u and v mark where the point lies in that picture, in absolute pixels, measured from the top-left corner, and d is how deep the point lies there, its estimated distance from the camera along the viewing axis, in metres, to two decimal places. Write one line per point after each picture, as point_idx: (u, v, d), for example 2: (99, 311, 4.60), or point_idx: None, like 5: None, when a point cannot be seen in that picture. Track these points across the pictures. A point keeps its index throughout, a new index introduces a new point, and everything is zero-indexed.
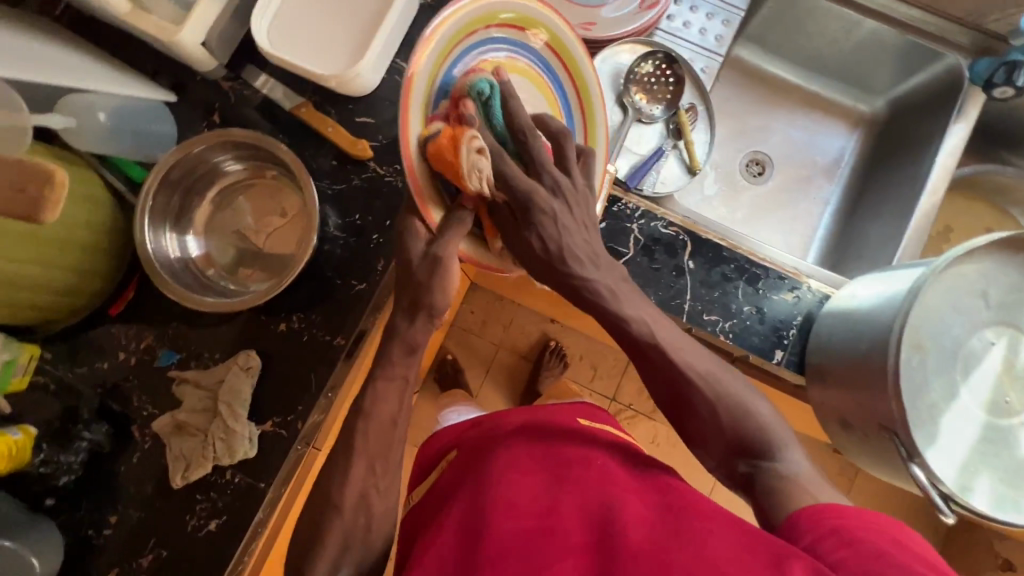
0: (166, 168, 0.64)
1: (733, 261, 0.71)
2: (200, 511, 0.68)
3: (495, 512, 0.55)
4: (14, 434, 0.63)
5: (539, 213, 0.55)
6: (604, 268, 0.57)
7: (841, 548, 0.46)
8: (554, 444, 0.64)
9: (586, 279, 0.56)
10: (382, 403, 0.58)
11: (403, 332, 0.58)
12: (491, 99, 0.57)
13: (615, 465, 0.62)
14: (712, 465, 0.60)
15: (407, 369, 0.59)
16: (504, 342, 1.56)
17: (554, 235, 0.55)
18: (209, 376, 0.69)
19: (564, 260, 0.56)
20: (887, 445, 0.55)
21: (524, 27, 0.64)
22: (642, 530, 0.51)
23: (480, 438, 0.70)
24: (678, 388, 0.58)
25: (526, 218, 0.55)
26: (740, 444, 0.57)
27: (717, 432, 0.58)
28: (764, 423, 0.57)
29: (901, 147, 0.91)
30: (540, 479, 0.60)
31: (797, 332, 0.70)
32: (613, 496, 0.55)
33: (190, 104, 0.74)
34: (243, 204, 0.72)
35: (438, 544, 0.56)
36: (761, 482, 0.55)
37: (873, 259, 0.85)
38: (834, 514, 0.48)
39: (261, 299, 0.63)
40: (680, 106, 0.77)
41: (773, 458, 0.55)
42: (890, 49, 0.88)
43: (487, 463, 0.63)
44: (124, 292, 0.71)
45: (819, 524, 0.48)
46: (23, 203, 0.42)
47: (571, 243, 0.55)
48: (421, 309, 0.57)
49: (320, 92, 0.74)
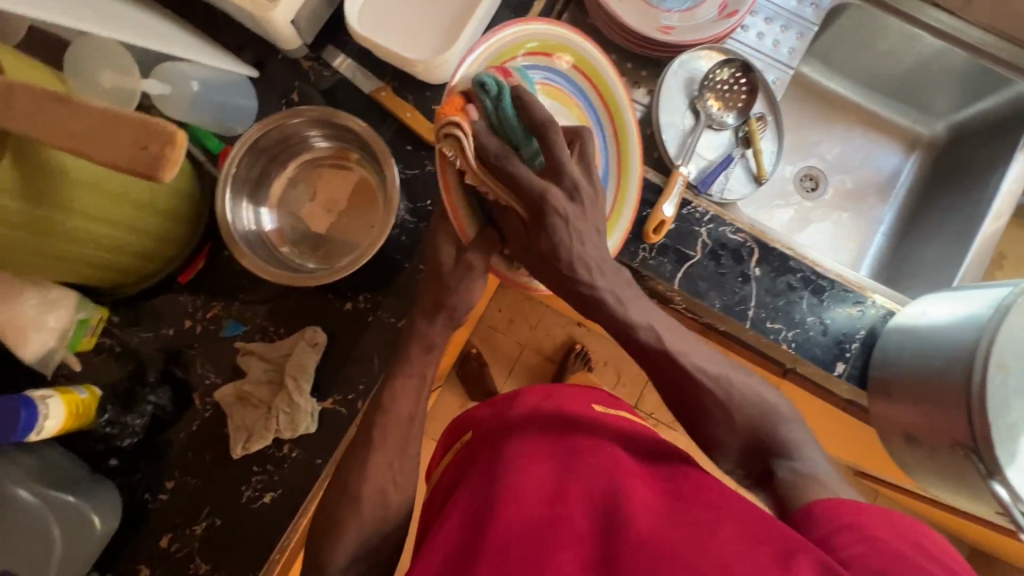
0: (259, 134, 0.66)
1: (800, 271, 0.72)
2: (256, 483, 0.68)
3: (500, 493, 0.53)
4: (80, 393, 0.64)
5: (553, 217, 0.53)
6: (612, 275, 0.58)
7: (857, 543, 0.46)
8: (566, 430, 0.62)
9: (593, 289, 0.57)
10: (400, 400, 0.60)
11: (423, 332, 0.62)
12: (496, 92, 0.53)
13: (627, 454, 0.59)
14: (732, 462, 0.64)
15: (424, 368, 0.62)
16: (529, 342, 1.47)
17: (565, 239, 0.54)
18: (275, 350, 0.70)
19: (572, 265, 0.55)
20: (960, 463, 0.55)
21: (557, 52, 0.68)
22: (650, 518, 0.48)
23: (493, 419, 0.67)
24: (688, 390, 0.61)
25: (541, 224, 0.53)
26: (757, 438, 0.61)
27: (731, 429, 0.61)
28: (775, 422, 0.61)
29: (959, 171, 0.92)
30: (549, 463, 0.57)
31: (859, 346, 0.70)
32: (621, 483, 0.53)
33: (269, 81, 0.74)
34: (318, 182, 0.73)
35: (446, 527, 0.53)
36: (780, 478, 0.58)
37: (928, 279, 0.85)
38: (852, 510, 0.49)
39: (336, 277, 0.64)
40: (751, 115, 0.78)
41: (793, 456, 0.59)
42: (958, 73, 0.88)
43: (500, 446, 0.60)
44: (195, 261, 0.71)
45: (835, 521, 0.49)
46: (143, 161, 0.43)
47: (582, 249, 0.55)
48: (443, 310, 0.61)
49: (398, 78, 0.75)
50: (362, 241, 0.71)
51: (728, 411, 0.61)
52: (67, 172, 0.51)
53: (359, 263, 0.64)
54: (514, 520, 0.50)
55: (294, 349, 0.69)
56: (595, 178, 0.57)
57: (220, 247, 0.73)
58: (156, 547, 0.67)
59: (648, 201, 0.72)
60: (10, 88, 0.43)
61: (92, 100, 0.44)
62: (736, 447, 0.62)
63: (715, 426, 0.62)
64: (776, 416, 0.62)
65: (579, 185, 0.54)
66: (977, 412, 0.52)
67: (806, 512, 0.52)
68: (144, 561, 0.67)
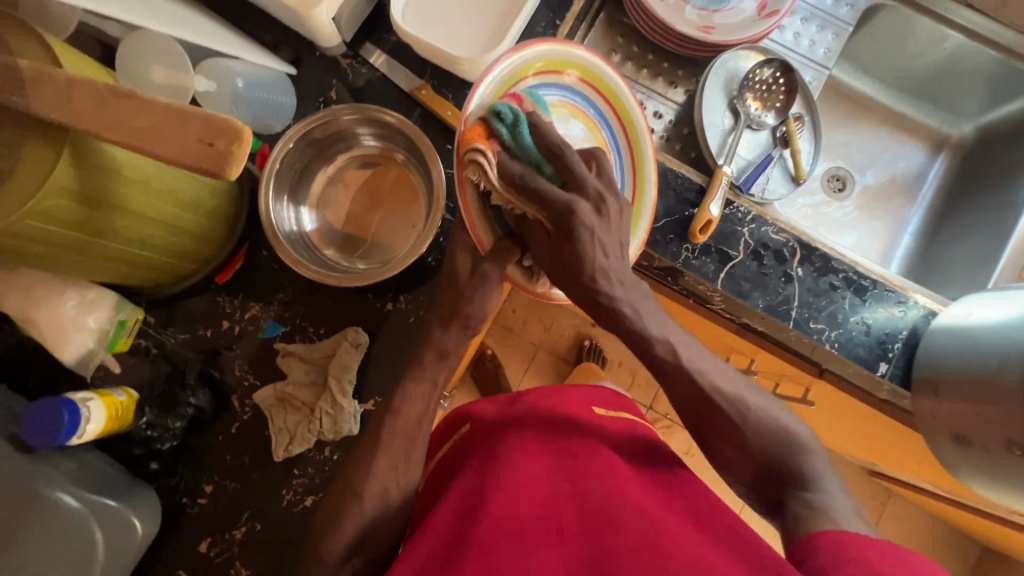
0: (306, 129, 0.66)
1: (842, 271, 0.72)
2: (297, 487, 0.67)
3: (493, 487, 0.52)
4: (119, 395, 0.62)
5: (580, 229, 0.51)
6: (632, 287, 0.55)
7: (851, 570, 0.43)
8: (562, 431, 0.61)
9: (610, 298, 0.54)
10: (410, 402, 0.58)
11: (436, 339, 0.59)
12: (515, 122, 0.53)
13: (619, 459, 0.59)
14: (741, 487, 0.61)
15: (435, 373, 0.60)
16: (544, 343, 1.45)
17: (589, 251, 0.52)
18: (316, 350, 0.69)
19: (597, 276, 0.53)
20: (1016, 463, 0.55)
21: (562, 70, 0.66)
22: (639, 524, 0.48)
23: (492, 413, 0.66)
24: (712, 411, 0.57)
25: (568, 239, 0.52)
26: (771, 468, 0.57)
27: (744, 452, 0.58)
28: (795, 446, 0.57)
29: (987, 172, 0.92)
30: (545, 463, 0.57)
31: (902, 346, 0.71)
32: (614, 489, 0.53)
33: (306, 78, 0.73)
34: (358, 182, 0.72)
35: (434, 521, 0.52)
36: (792, 512, 0.54)
37: (961, 279, 0.85)
38: (852, 544, 0.46)
39: (384, 275, 0.63)
40: (789, 115, 0.78)
41: (810, 488, 0.55)
42: (987, 73, 0.89)
43: (494, 442, 0.59)
44: (233, 260, 0.70)
45: (835, 552, 0.46)
46: (210, 159, 0.42)
47: (605, 260, 0.53)
48: (457, 318, 0.59)
49: (437, 75, 0.74)
50: (403, 241, 0.71)
51: (743, 433, 0.57)
52: (119, 169, 0.49)
53: (409, 262, 0.63)
54: (505, 515, 0.50)
55: (336, 350, 0.69)
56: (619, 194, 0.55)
57: (258, 246, 0.71)
58: (195, 553, 0.66)
59: (690, 200, 0.72)
60: (70, 83, 0.42)
61: (156, 96, 0.43)
62: (751, 478, 0.59)
63: (732, 450, 0.58)
64: (799, 444, 0.57)
65: (598, 244, 0.52)
66: None
67: (810, 544, 0.49)
68: (183, 567, 0.66)
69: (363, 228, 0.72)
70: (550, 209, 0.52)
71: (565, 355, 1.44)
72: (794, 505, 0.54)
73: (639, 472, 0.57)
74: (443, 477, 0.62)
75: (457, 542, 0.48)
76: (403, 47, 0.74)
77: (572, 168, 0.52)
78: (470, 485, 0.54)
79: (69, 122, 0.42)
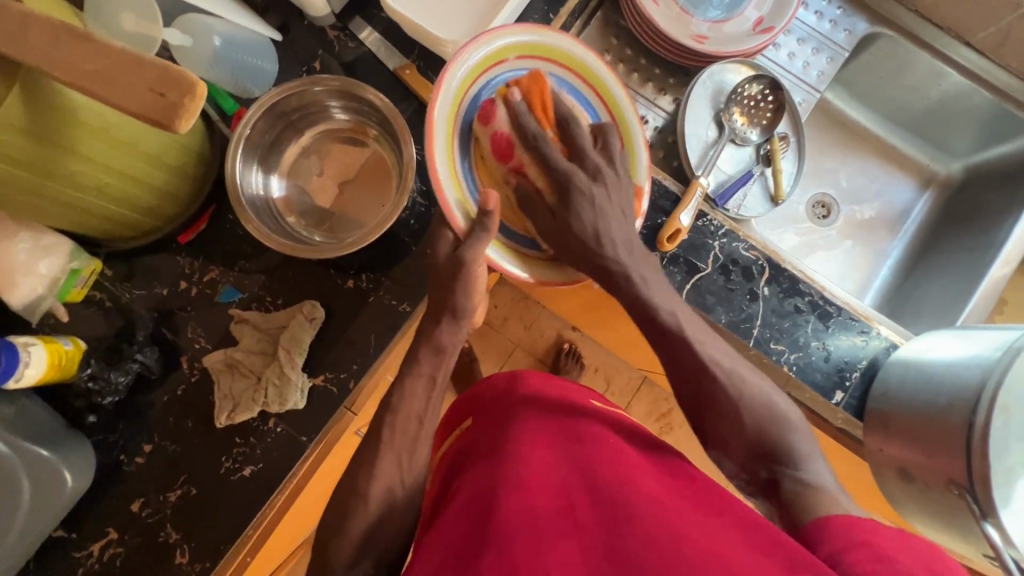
0: (281, 96, 0.65)
1: (809, 295, 0.71)
2: (237, 455, 0.66)
3: (506, 481, 0.51)
4: (64, 344, 0.61)
5: (579, 197, 0.59)
6: (632, 252, 0.60)
7: (870, 561, 0.40)
8: (567, 421, 0.61)
9: (607, 259, 0.59)
10: (408, 401, 0.57)
11: (429, 333, 0.60)
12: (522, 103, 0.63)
13: (626, 446, 0.58)
14: (732, 469, 0.58)
15: (433, 369, 0.59)
16: (522, 342, 1.41)
17: (591, 216, 0.59)
18: (270, 320, 0.69)
19: (597, 241, 0.59)
20: (954, 503, 0.55)
21: (544, 56, 0.68)
22: (657, 514, 0.47)
23: (494, 407, 0.65)
24: (710, 392, 0.57)
25: (564, 203, 0.60)
26: (760, 446, 0.55)
27: (737, 432, 0.56)
28: (785, 428, 0.56)
29: (969, 213, 0.92)
30: (550, 456, 0.56)
31: (860, 375, 0.70)
32: (625, 478, 0.52)
33: (292, 46, 0.72)
34: (331, 155, 0.72)
35: (447, 526, 0.50)
36: (785, 490, 0.52)
37: (931, 318, 0.85)
38: (870, 530, 0.43)
39: (343, 251, 0.62)
40: (774, 133, 0.78)
41: (799, 468, 0.53)
42: (981, 114, 0.88)
43: (500, 437, 0.59)
44: (197, 222, 0.69)
45: (853, 538, 0.43)
46: (159, 107, 0.41)
47: (608, 227, 0.59)
48: (445, 311, 0.59)
49: (425, 57, 0.73)
50: (371, 220, 0.70)
51: (741, 415, 0.56)
52: (76, 113, 0.49)
53: (371, 240, 0.62)
54: (519, 507, 0.48)
55: (290, 322, 0.68)
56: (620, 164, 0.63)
57: (225, 210, 0.71)
58: (127, 512, 0.65)
59: (664, 209, 0.72)
60: (27, 19, 0.41)
61: (112, 41, 0.42)
62: (742, 457, 0.57)
63: (727, 429, 0.56)
64: (789, 427, 0.56)
65: (585, 201, 0.59)
66: (977, 453, 0.51)
67: (822, 529, 0.46)
68: (112, 525, 0.65)
69: (334, 202, 0.71)
70: (555, 177, 0.60)
71: (542, 357, 1.41)
72: (786, 484, 0.53)
73: (648, 461, 0.57)
74: (453, 477, 0.61)
75: (475, 539, 0.47)
76: (392, 25, 0.73)
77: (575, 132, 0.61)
78: (482, 481, 0.53)
79: (18, 56, 0.41)
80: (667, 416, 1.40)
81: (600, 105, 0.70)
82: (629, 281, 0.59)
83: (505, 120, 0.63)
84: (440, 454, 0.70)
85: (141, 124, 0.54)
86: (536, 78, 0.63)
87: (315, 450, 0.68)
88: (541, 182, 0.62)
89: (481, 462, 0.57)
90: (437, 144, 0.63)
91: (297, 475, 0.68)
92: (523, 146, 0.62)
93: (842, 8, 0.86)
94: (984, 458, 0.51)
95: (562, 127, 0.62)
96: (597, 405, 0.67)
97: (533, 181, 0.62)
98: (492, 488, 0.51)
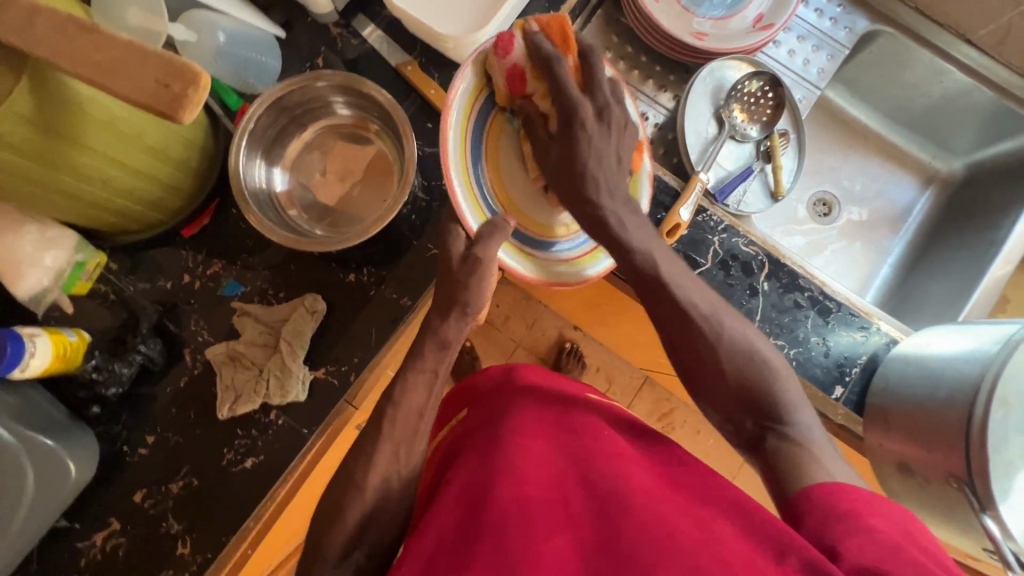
0: (283, 92, 0.65)
1: (809, 290, 0.71)
2: (238, 447, 0.67)
3: (500, 471, 0.51)
4: (69, 335, 0.62)
5: (579, 129, 0.58)
6: (619, 198, 0.58)
7: (852, 536, 0.41)
8: (563, 414, 0.61)
9: (597, 206, 0.58)
10: (411, 394, 0.57)
11: (436, 328, 0.60)
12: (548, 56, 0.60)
13: (621, 438, 0.59)
14: (715, 418, 0.57)
15: (439, 364, 0.59)
16: (524, 341, 1.40)
17: (587, 154, 0.57)
18: (272, 314, 0.69)
19: (592, 184, 0.57)
20: (953, 496, 0.55)
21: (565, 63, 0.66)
22: (652, 505, 0.46)
23: (490, 400, 0.65)
24: (686, 330, 0.55)
25: (567, 134, 0.59)
26: (746, 392, 0.53)
27: (720, 378, 0.54)
28: (771, 376, 0.53)
29: (971, 211, 0.92)
30: (546, 447, 0.56)
31: (860, 371, 0.70)
32: (620, 469, 0.52)
33: (295, 43, 0.73)
34: (333, 151, 0.73)
35: (441, 513, 0.50)
36: (770, 445, 0.52)
37: (933, 315, 0.85)
38: (847, 498, 0.45)
39: (345, 244, 0.63)
40: (774, 130, 0.78)
41: (786, 421, 0.52)
42: (983, 111, 0.88)
43: (496, 428, 0.59)
44: (200, 216, 0.70)
45: (832, 508, 0.44)
46: (163, 98, 0.42)
47: (600, 161, 0.58)
48: (456, 307, 0.59)
49: (427, 54, 0.74)
50: (373, 214, 0.71)
51: (721, 359, 0.54)
52: (83, 107, 0.49)
53: (372, 233, 0.63)
54: (513, 497, 0.48)
55: (292, 315, 0.69)
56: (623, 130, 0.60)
57: (228, 204, 0.71)
58: (129, 503, 0.66)
59: (664, 204, 0.72)
60: (35, 12, 0.42)
61: (118, 33, 0.43)
62: (728, 409, 0.54)
63: (708, 375, 0.54)
64: (776, 375, 0.53)
65: (590, 129, 0.58)
66: (975, 445, 0.51)
67: (802, 497, 0.47)
68: (115, 515, 0.65)
69: (336, 197, 0.72)
70: (562, 103, 0.59)
71: (544, 356, 1.39)
72: (771, 441, 0.52)
73: (644, 452, 0.57)
74: (447, 467, 0.61)
75: (469, 530, 0.47)
76: (395, 23, 0.74)
77: (594, 67, 0.60)
78: (477, 471, 0.53)
79: (26, 48, 0.41)
80: (669, 416, 1.39)
81: None
82: (607, 227, 0.58)
83: (522, 51, 0.63)
84: (435, 444, 0.70)
85: (146, 118, 0.55)
86: (562, 20, 0.62)
87: (316, 443, 0.68)
88: (547, 106, 0.63)
89: (477, 452, 0.57)
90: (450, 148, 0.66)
91: (298, 467, 0.68)
92: (536, 71, 0.62)
93: (843, 6, 0.86)
94: (982, 450, 0.51)
95: (584, 58, 0.61)
96: (594, 399, 0.67)
97: (537, 104, 0.63)
98: (487, 479, 0.51)
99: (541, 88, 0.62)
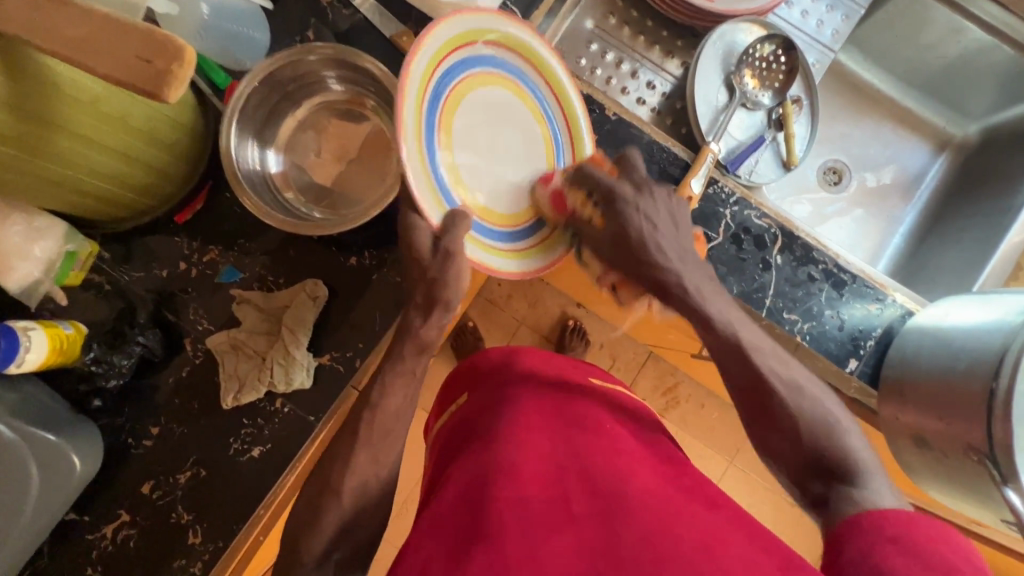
0: (273, 67, 0.62)
1: (823, 263, 0.70)
2: (245, 436, 0.66)
3: (498, 468, 0.50)
4: (65, 329, 0.60)
5: (631, 210, 0.58)
6: (691, 264, 0.58)
7: (899, 556, 0.42)
8: (565, 403, 0.60)
9: (665, 270, 0.57)
10: (390, 392, 0.56)
11: (416, 330, 0.57)
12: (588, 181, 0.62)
13: (624, 432, 0.57)
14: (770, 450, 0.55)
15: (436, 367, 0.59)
16: (526, 319, 1.35)
17: (650, 228, 0.58)
18: (272, 300, 0.68)
19: (654, 250, 0.58)
20: (974, 469, 0.54)
21: (504, 44, 0.63)
22: (653, 508, 0.46)
23: (491, 387, 0.64)
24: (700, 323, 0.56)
25: (615, 212, 0.59)
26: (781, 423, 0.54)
27: (776, 433, 0.54)
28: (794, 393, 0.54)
29: (986, 179, 0.89)
30: (548, 440, 0.54)
31: (875, 344, 0.69)
32: (625, 469, 0.50)
33: (285, 15, 0.70)
34: (326, 129, 0.70)
35: (439, 513, 0.49)
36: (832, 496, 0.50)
37: (949, 284, 0.82)
38: (897, 521, 0.45)
39: (347, 228, 0.61)
40: (787, 96, 0.75)
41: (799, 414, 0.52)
42: (1001, 71, 0.85)
43: (496, 421, 0.57)
44: (194, 201, 0.67)
45: (880, 531, 0.44)
46: (146, 76, 0.39)
47: (662, 238, 0.58)
48: (436, 305, 0.56)
49: (422, 23, 0.70)
50: (371, 195, 0.68)
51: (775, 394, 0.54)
52: (62, 89, 0.46)
53: (374, 213, 0.60)
54: (510, 495, 0.47)
55: (293, 302, 0.67)
56: (677, 207, 0.61)
57: (223, 187, 0.69)
58: (137, 494, 0.65)
59: (674, 177, 0.69)
60: None
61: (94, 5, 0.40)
62: (781, 453, 0.54)
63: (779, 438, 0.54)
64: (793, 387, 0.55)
65: (652, 213, 0.58)
66: (999, 418, 0.50)
67: (850, 521, 0.47)
68: (125, 507, 0.65)
69: (333, 177, 0.69)
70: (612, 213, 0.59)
71: (547, 334, 1.35)
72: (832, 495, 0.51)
73: (647, 449, 0.56)
74: (448, 456, 0.60)
75: (467, 530, 0.45)
76: None
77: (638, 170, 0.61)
78: (475, 468, 0.52)
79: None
80: (673, 391, 1.36)
81: (553, 100, 0.67)
82: (679, 291, 0.57)
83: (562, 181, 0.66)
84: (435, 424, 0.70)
85: (131, 99, 0.52)
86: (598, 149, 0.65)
87: (324, 429, 0.67)
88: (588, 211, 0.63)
89: (477, 444, 0.55)
90: (408, 102, 0.54)
91: (305, 455, 0.68)
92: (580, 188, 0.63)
93: None
94: (1006, 422, 0.50)
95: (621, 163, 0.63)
96: (596, 382, 0.66)
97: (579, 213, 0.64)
98: (486, 476, 0.49)
99: (583, 201, 0.63)
